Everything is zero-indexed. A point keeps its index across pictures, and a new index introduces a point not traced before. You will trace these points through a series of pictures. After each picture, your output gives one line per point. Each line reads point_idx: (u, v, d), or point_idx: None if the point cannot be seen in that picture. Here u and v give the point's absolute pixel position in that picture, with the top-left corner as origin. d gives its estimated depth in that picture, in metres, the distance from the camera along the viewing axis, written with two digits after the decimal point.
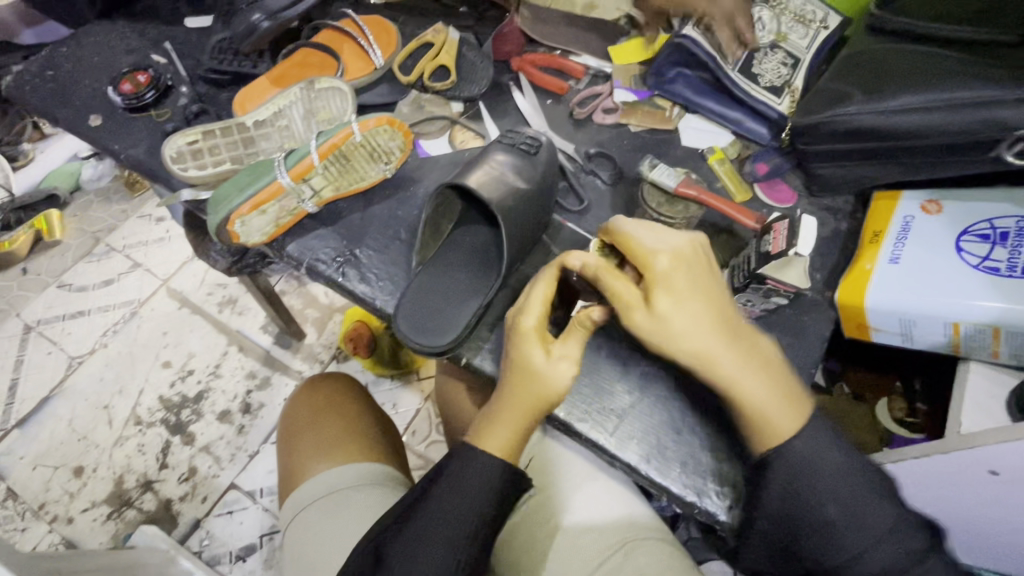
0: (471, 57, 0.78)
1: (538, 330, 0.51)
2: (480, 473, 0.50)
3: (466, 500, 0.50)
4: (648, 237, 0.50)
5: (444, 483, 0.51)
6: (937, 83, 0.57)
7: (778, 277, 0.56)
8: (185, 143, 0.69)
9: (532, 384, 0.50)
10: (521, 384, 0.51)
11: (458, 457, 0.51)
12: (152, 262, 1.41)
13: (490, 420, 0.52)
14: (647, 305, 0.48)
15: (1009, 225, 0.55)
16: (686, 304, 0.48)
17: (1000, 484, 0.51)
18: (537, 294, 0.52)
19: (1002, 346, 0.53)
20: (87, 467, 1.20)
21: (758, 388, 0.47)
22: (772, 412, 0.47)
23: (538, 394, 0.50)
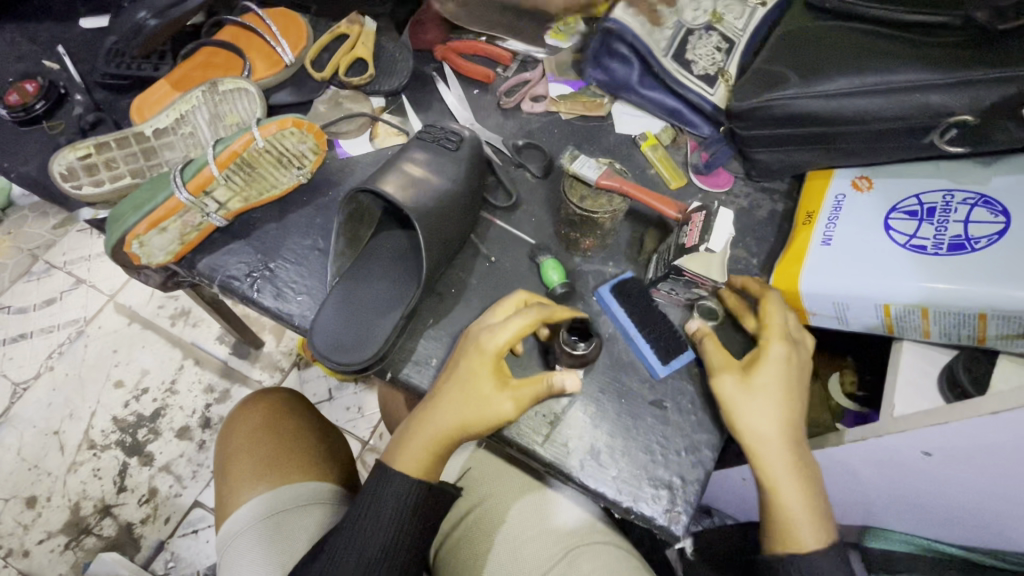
0: (389, 48, 0.74)
1: (491, 360, 0.48)
2: (394, 497, 0.49)
3: (379, 528, 0.48)
4: (778, 320, 0.51)
5: (358, 513, 0.49)
6: (872, 65, 0.55)
7: (695, 270, 0.53)
8: (76, 158, 0.63)
9: (468, 413, 0.48)
10: (457, 412, 0.48)
11: (371, 483, 0.50)
12: (96, 277, 1.34)
13: (412, 433, 0.50)
14: (746, 380, 0.48)
15: (936, 200, 0.54)
16: (768, 379, 0.48)
17: (933, 463, 0.51)
18: (512, 321, 0.49)
19: (932, 324, 0.51)
20: (40, 497, 1.14)
21: (786, 473, 0.46)
22: (807, 541, 0.46)
23: (470, 424, 0.48)
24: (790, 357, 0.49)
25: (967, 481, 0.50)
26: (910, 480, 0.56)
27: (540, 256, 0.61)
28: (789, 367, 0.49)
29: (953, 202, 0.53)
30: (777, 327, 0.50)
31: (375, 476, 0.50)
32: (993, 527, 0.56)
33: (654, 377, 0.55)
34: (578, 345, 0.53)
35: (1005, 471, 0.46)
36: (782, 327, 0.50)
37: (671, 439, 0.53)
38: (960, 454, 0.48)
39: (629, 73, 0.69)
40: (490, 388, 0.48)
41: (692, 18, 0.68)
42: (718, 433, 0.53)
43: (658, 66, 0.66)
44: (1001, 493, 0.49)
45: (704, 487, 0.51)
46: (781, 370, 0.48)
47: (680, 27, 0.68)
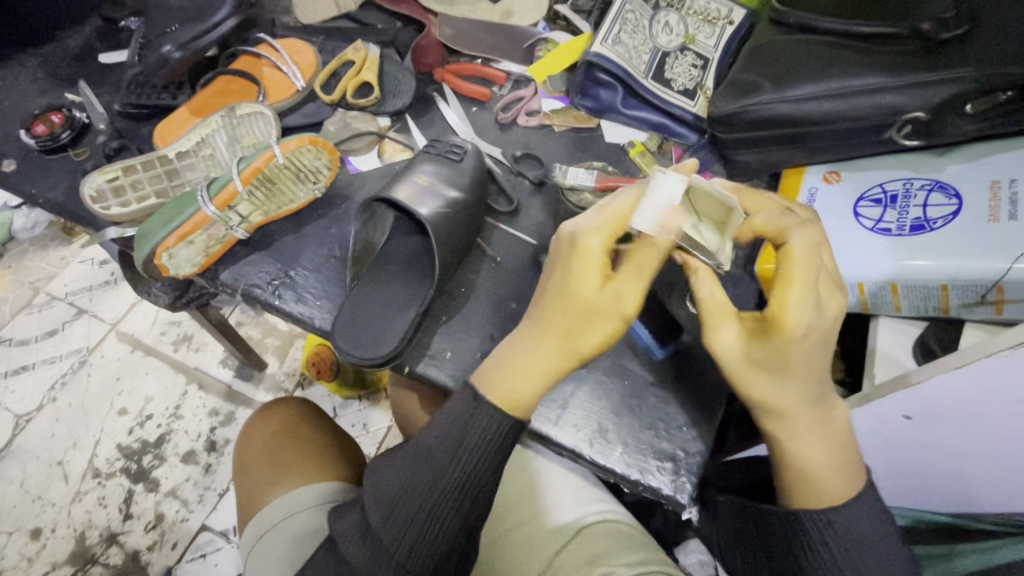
0: (392, 71, 0.80)
1: (598, 258, 0.46)
2: (486, 425, 0.48)
3: (462, 451, 0.48)
4: (800, 294, 0.43)
5: (441, 433, 0.49)
6: (834, 71, 0.61)
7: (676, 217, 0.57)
8: (105, 181, 0.67)
9: (579, 323, 0.47)
10: (569, 323, 0.47)
11: (460, 406, 0.49)
12: (99, 306, 1.36)
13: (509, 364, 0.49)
14: (752, 348, 0.45)
15: (897, 188, 0.60)
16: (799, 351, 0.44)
17: (913, 425, 0.55)
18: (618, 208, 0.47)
19: (902, 299, 0.56)
20: (45, 529, 1.15)
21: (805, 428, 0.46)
22: (829, 489, 0.47)
23: (577, 337, 0.47)
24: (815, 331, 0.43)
25: (944, 441, 0.55)
26: (894, 447, 0.60)
27: (544, 255, 0.67)
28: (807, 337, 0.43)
29: (913, 189, 0.59)
30: (800, 296, 0.43)
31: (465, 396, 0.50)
32: (976, 490, 0.59)
33: (654, 361, 0.60)
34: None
35: (976, 427, 0.51)
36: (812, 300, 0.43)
37: (672, 416, 0.57)
38: (936, 414, 0.52)
39: (613, 97, 0.75)
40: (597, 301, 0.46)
41: (667, 41, 0.77)
42: (714, 409, 0.57)
43: (639, 86, 0.73)
44: (976, 450, 0.53)
45: (704, 459, 0.55)
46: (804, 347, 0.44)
47: (657, 50, 0.76)
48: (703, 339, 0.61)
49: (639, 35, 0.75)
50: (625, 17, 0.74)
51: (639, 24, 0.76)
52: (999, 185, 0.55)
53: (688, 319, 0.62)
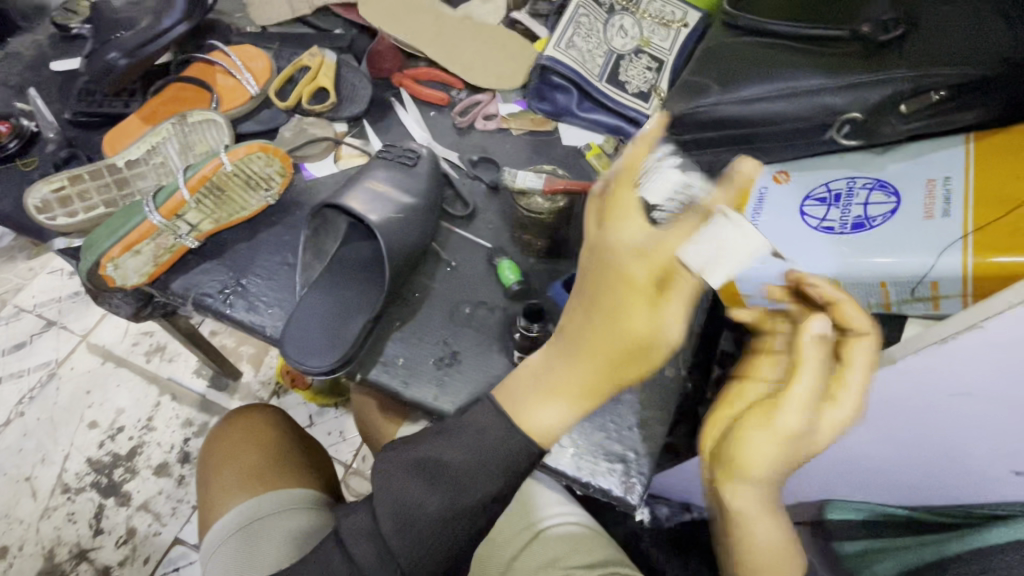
0: (349, 77, 0.79)
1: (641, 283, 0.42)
2: (506, 439, 0.47)
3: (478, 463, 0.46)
4: (860, 379, 0.42)
5: (454, 443, 0.47)
6: (778, 73, 0.62)
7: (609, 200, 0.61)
8: (51, 190, 0.66)
9: (623, 349, 0.43)
10: (601, 352, 0.44)
11: (481, 415, 0.48)
12: (66, 318, 1.33)
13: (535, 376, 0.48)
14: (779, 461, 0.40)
15: (841, 187, 0.61)
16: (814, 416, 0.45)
17: (857, 420, 0.56)
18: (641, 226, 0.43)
19: (845, 296, 0.57)
20: (12, 547, 1.12)
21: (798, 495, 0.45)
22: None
23: (625, 362, 0.44)
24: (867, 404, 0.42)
25: (888, 436, 0.56)
26: (844, 443, 0.61)
27: (498, 258, 0.66)
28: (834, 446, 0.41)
29: (856, 187, 0.60)
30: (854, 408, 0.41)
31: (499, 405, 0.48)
32: (930, 483, 0.60)
33: None
34: (533, 326, 0.57)
35: (917, 421, 0.52)
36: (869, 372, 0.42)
37: (623, 416, 0.57)
38: (879, 408, 0.53)
39: (568, 100, 0.76)
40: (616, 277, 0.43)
41: (622, 44, 0.78)
42: (664, 410, 0.58)
43: (594, 89, 0.74)
44: (920, 443, 0.54)
45: (655, 459, 0.55)
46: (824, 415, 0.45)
47: (611, 53, 0.77)
48: None
49: (593, 38, 0.76)
50: (578, 21, 0.75)
51: (592, 28, 0.76)
52: (934, 183, 0.56)
53: None
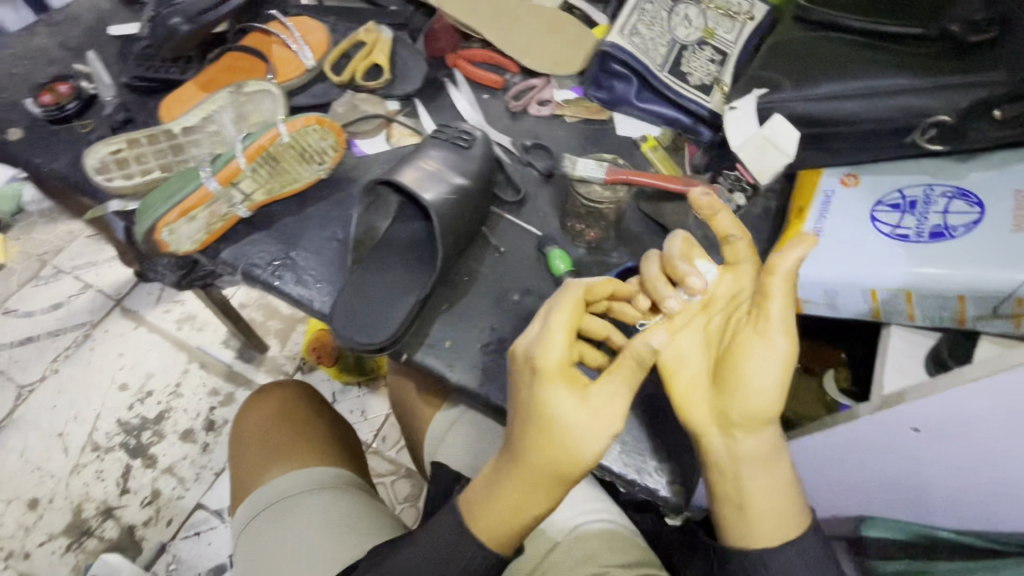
0: (403, 55, 0.78)
1: (556, 368, 0.46)
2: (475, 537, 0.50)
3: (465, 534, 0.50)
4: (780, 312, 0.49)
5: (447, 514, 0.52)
6: (857, 71, 0.60)
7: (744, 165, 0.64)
8: (109, 152, 0.66)
9: (555, 452, 0.45)
10: (546, 455, 0.46)
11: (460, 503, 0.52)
12: (103, 282, 1.36)
13: (497, 499, 0.49)
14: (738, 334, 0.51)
15: (917, 194, 0.59)
16: (782, 368, 0.49)
17: (922, 439, 0.53)
18: (557, 329, 0.47)
19: (916, 308, 0.55)
20: (43, 499, 1.14)
21: (761, 450, 0.50)
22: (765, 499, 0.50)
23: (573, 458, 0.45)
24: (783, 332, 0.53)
25: (951, 456, 0.53)
26: (898, 462, 0.58)
27: (549, 247, 0.65)
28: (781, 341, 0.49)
29: (933, 196, 0.58)
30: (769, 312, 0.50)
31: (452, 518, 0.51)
32: (988, 507, 0.57)
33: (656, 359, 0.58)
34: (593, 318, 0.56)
35: (987, 442, 0.50)
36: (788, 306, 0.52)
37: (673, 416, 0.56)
38: (948, 426, 0.50)
39: (627, 90, 0.74)
40: (557, 372, 0.46)
41: (686, 34, 0.75)
42: None
43: (655, 79, 0.72)
44: (989, 464, 0.52)
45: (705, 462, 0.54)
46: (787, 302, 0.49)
47: (675, 43, 0.75)
48: None
49: (657, 27, 0.74)
50: (642, 8, 0.74)
51: (656, 16, 0.75)
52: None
53: None
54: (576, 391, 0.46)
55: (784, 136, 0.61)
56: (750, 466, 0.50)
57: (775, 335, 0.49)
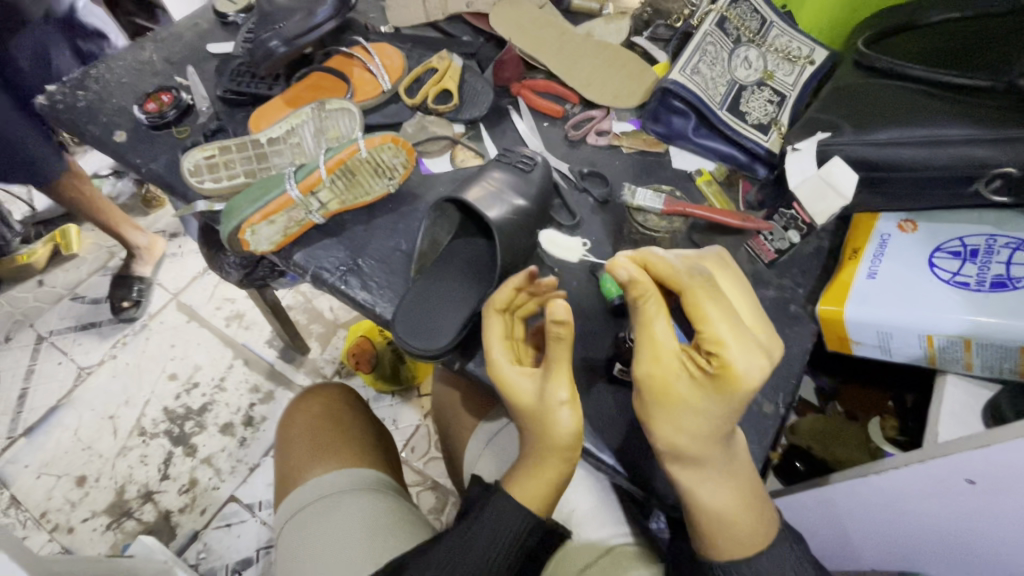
0: (472, 81, 0.83)
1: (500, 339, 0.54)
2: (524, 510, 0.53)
3: (516, 515, 0.53)
4: (728, 333, 0.44)
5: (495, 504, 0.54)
6: (920, 119, 0.60)
7: (802, 203, 0.65)
8: (203, 157, 0.73)
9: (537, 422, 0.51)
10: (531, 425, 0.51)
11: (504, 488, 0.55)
12: (164, 276, 1.45)
13: (521, 474, 0.54)
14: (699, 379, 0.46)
15: (979, 243, 0.59)
16: (697, 429, 0.46)
17: (977, 493, 0.51)
18: (494, 316, 0.55)
19: (974, 357, 0.55)
20: (90, 477, 1.20)
21: (717, 497, 0.50)
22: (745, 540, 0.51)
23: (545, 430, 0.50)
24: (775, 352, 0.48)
25: (1007, 515, 0.51)
26: (944, 513, 0.56)
27: (601, 270, 0.68)
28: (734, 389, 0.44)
29: (996, 246, 0.58)
30: (731, 340, 0.44)
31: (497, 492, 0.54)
32: None
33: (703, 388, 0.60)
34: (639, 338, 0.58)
35: None
36: (746, 341, 0.44)
37: None
38: (1003, 483, 0.48)
39: (684, 125, 0.77)
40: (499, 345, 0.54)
41: (746, 75, 0.78)
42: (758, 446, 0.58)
43: (713, 116, 0.74)
44: None
45: None
46: (749, 355, 0.44)
47: (735, 83, 0.77)
48: None
49: (718, 67, 0.77)
50: (704, 49, 0.76)
51: (718, 56, 0.77)
52: None
53: None
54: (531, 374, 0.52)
55: (846, 177, 0.62)
56: (728, 514, 0.50)
57: (746, 360, 0.44)
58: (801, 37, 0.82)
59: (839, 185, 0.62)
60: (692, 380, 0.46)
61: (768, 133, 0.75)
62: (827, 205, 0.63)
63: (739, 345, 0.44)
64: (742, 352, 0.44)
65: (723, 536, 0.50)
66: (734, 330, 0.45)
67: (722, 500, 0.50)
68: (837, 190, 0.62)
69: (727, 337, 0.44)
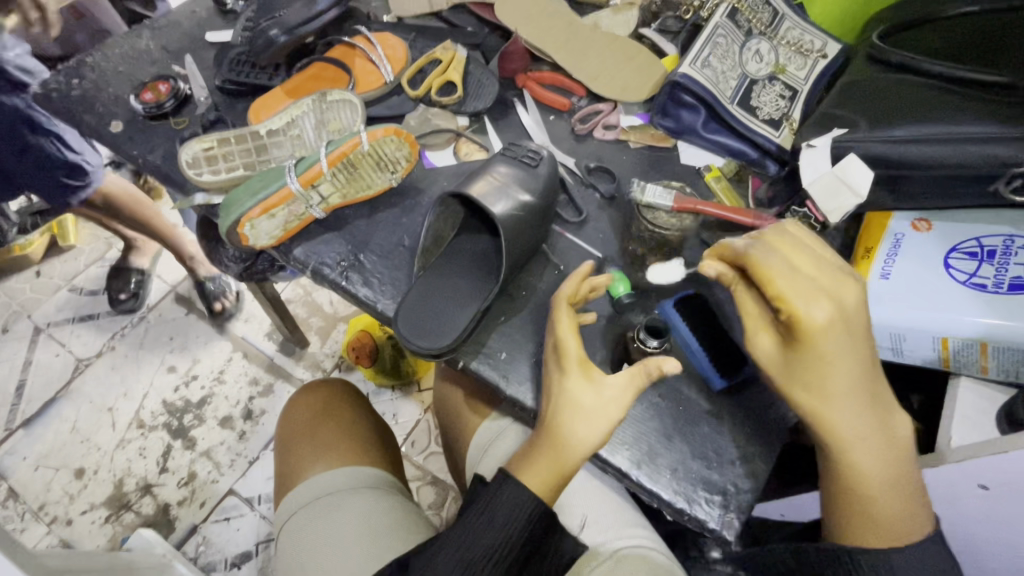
0: (476, 73, 0.82)
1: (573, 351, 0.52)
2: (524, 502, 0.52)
3: (516, 509, 0.51)
4: (794, 283, 0.46)
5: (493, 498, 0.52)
6: (938, 116, 0.59)
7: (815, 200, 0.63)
8: (201, 149, 0.71)
9: (579, 423, 0.51)
10: (567, 425, 0.51)
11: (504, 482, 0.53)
12: (162, 268, 1.43)
13: (535, 464, 0.52)
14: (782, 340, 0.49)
15: (996, 244, 0.58)
16: (803, 392, 0.49)
17: (991, 499, 0.50)
18: (565, 320, 0.54)
19: (990, 361, 0.54)
20: (88, 469, 1.19)
21: (876, 467, 0.50)
22: (882, 505, 0.50)
23: (583, 434, 0.51)
24: (861, 305, 0.47)
25: None
26: (955, 516, 0.56)
27: (608, 267, 0.67)
28: (825, 333, 0.45)
29: (1013, 247, 0.57)
30: (795, 288, 0.46)
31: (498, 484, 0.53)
32: None
33: (710, 390, 0.59)
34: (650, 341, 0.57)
35: None
36: (809, 289, 0.46)
37: (725, 448, 0.57)
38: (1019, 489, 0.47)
39: (693, 120, 0.75)
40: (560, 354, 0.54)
41: (757, 69, 0.76)
42: (768, 448, 0.57)
43: (723, 111, 0.73)
44: None
45: (755, 498, 0.55)
46: (818, 304, 0.45)
47: (746, 77, 0.76)
48: None
49: (729, 60, 0.75)
50: (715, 41, 0.74)
51: (729, 49, 0.75)
52: None
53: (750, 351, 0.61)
54: (597, 388, 0.52)
55: (861, 176, 0.60)
56: (858, 478, 0.50)
57: (815, 310, 0.45)
58: (814, 30, 0.80)
59: (854, 183, 0.60)
60: (777, 339, 0.49)
61: (778, 129, 0.74)
62: (841, 204, 0.61)
63: (815, 289, 0.46)
64: (806, 300, 0.45)
65: (860, 513, 0.51)
66: (800, 277, 0.47)
67: (860, 466, 0.50)
68: (851, 189, 0.60)
69: (790, 292, 0.46)
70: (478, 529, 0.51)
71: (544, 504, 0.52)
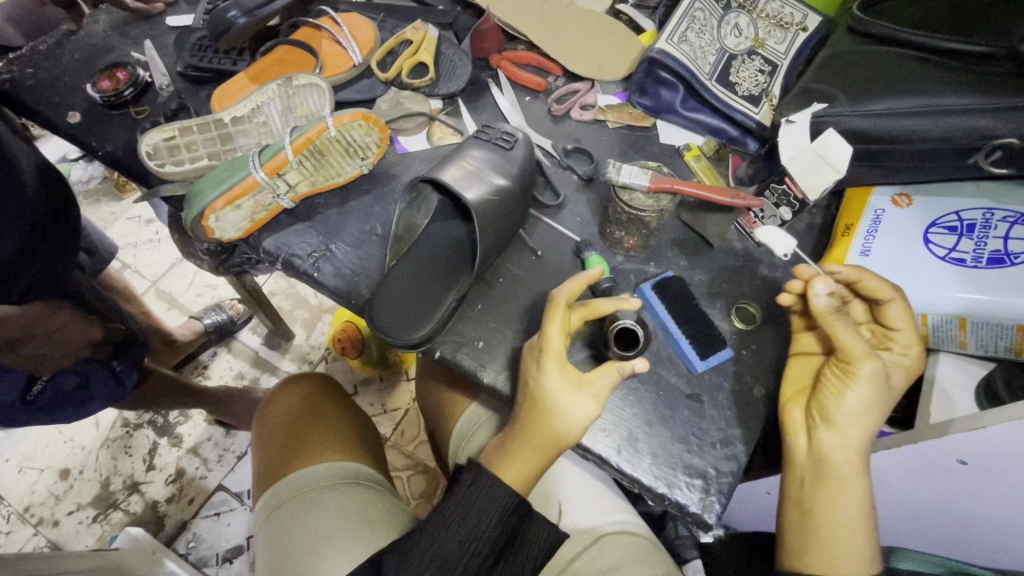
0: (449, 54, 0.79)
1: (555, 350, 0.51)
2: (499, 496, 0.50)
3: (492, 501, 0.50)
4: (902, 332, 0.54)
5: (469, 491, 0.51)
6: (917, 88, 0.58)
7: (795, 177, 0.61)
8: (162, 138, 0.68)
9: (554, 422, 0.50)
10: (542, 421, 0.50)
11: (477, 475, 0.51)
12: (140, 262, 1.39)
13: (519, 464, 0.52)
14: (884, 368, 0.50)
15: (975, 217, 0.58)
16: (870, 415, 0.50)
17: (969, 473, 0.50)
18: (556, 322, 0.51)
19: (969, 336, 0.54)
20: (73, 469, 1.17)
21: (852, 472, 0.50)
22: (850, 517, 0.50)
23: (558, 431, 0.50)
24: None
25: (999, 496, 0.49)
26: (931, 491, 0.56)
27: (585, 252, 0.65)
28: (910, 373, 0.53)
29: (993, 220, 0.57)
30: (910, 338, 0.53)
31: (473, 476, 0.51)
32: None
33: (691, 372, 0.59)
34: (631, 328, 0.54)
35: None
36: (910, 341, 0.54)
37: (706, 431, 0.56)
38: (995, 463, 0.47)
39: (671, 98, 0.73)
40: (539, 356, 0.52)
41: (736, 43, 0.74)
42: (748, 429, 0.56)
43: (702, 87, 0.71)
44: None
45: (736, 480, 0.54)
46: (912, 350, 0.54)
47: (724, 52, 0.74)
48: (745, 355, 0.60)
49: (707, 35, 0.73)
50: (692, 16, 0.72)
51: (707, 23, 0.73)
52: None
53: (730, 334, 0.61)
54: (578, 392, 0.50)
55: (843, 152, 0.58)
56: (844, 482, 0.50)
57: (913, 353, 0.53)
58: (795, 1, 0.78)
59: (836, 159, 0.58)
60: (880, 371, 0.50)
61: (759, 104, 0.72)
62: (819, 182, 0.59)
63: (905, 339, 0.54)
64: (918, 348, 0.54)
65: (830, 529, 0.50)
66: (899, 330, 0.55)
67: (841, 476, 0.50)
68: (837, 165, 0.58)
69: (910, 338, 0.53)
70: (453, 520, 0.50)
71: (520, 496, 0.51)
